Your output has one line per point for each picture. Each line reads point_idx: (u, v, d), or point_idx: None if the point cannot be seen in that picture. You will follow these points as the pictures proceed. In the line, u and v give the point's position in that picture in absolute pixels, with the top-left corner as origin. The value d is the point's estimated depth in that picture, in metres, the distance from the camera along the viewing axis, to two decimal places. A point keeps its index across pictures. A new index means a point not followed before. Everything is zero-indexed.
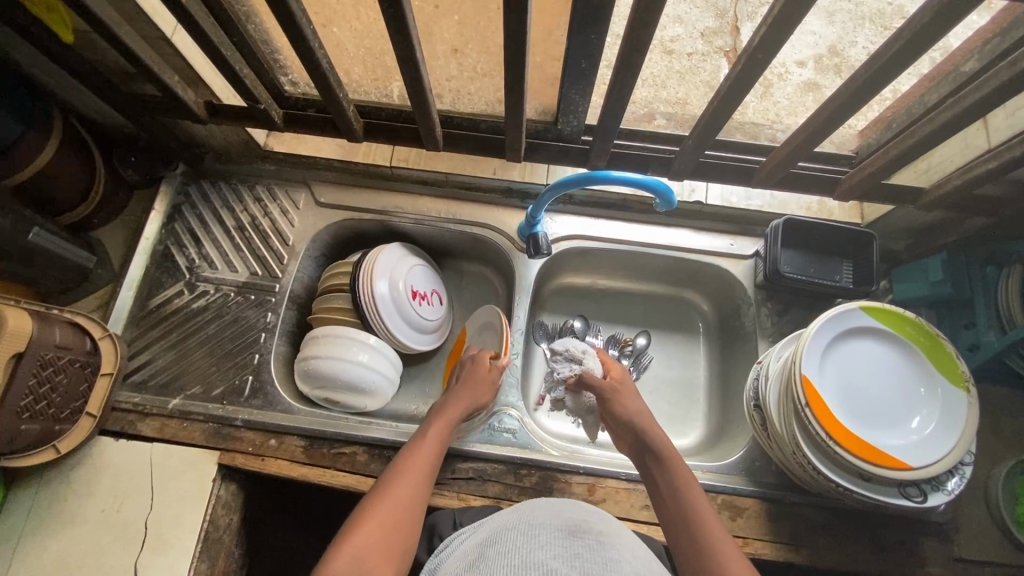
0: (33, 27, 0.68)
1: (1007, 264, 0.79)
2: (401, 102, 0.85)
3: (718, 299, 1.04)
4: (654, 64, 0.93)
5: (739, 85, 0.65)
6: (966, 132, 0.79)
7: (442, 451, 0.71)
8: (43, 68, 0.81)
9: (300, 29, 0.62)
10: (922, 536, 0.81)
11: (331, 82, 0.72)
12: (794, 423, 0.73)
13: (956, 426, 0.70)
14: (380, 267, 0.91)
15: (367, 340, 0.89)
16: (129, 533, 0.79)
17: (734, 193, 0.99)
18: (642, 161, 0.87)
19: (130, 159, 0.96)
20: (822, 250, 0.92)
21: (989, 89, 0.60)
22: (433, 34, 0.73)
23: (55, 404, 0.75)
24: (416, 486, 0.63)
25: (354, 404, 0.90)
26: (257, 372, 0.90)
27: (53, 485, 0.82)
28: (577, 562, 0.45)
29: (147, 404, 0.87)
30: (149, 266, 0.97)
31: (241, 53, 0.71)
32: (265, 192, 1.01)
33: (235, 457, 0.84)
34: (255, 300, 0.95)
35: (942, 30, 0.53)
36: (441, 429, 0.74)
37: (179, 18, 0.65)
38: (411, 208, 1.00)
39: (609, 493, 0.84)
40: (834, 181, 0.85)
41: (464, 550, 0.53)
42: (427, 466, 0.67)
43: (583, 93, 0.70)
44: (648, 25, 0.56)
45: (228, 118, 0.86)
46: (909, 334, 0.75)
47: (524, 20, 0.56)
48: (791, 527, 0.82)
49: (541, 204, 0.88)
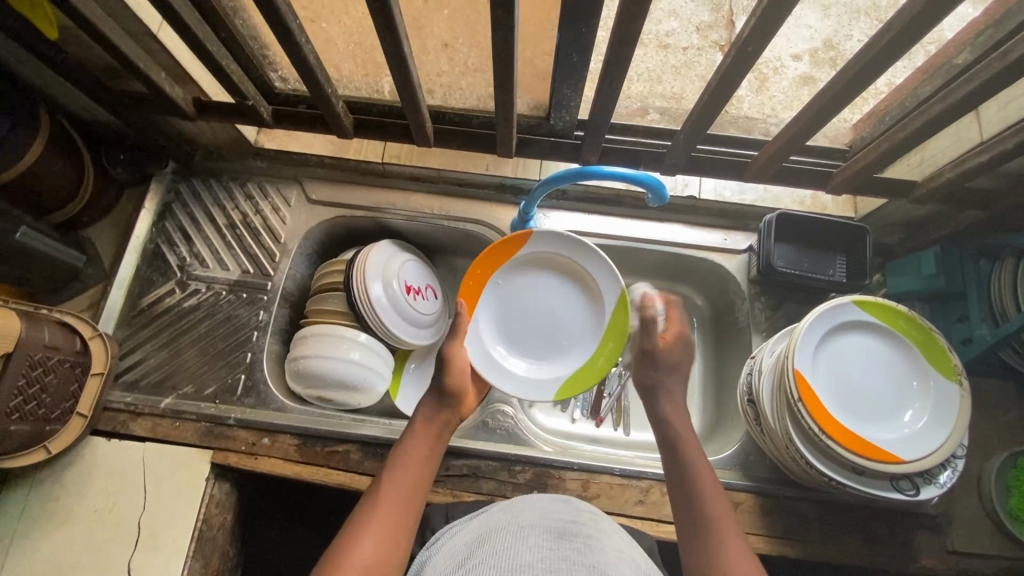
0: (16, 23, 0.67)
1: (1000, 257, 0.79)
2: (392, 98, 0.85)
3: (712, 294, 1.04)
4: (648, 59, 0.94)
5: (730, 78, 0.64)
6: (958, 125, 0.79)
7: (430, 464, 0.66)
8: (28, 66, 0.80)
9: (286, 25, 0.61)
10: (916, 529, 0.81)
11: (319, 77, 0.71)
12: (786, 417, 0.73)
13: (949, 419, 0.70)
14: (371, 266, 0.90)
15: (357, 337, 0.89)
16: (121, 533, 0.79)
17: (727, 187, 1.00)
18: (635, 156, 0.85)
19: (119, 157, 0.95)
20: (818, 243, 0.91)
21: (982, 81, 0.60)
22: (423, 29, 0.72)
23: (45, 405, 0.75)
24: (401, 516, 0.58)
25: (345, 401, 0.89)
26: (250, 371, 0.90)
27: (45, 485, 0.81)
28: (563, 565, 0.45)
29: (139, 404, 0.87)
30: (139, 265, 0.96)
31: (229, 49, 0.71)
32: (256, 190, 1.00)
33: (228, 456, 0.84)
34: (247, 298, 0.94)
35: (932, 21, 0.53)
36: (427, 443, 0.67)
37: (165, 14, 0.64)
38: (404, 204, 1.00)
39: (604, 489, 0.84)
40: (826, 174, 0.84)
41: (452, 550, 0.53)
42: (413, 488, 0.61)
43: (575, 87, 0.70)
44: (637, 17, 0.55)
45: (216, 115, 0.85)
46: (902, 327, 0.75)
47: (513, 14, 0.55)
48: (784, 521, 0.82)
49: (535, 199, 0.88)
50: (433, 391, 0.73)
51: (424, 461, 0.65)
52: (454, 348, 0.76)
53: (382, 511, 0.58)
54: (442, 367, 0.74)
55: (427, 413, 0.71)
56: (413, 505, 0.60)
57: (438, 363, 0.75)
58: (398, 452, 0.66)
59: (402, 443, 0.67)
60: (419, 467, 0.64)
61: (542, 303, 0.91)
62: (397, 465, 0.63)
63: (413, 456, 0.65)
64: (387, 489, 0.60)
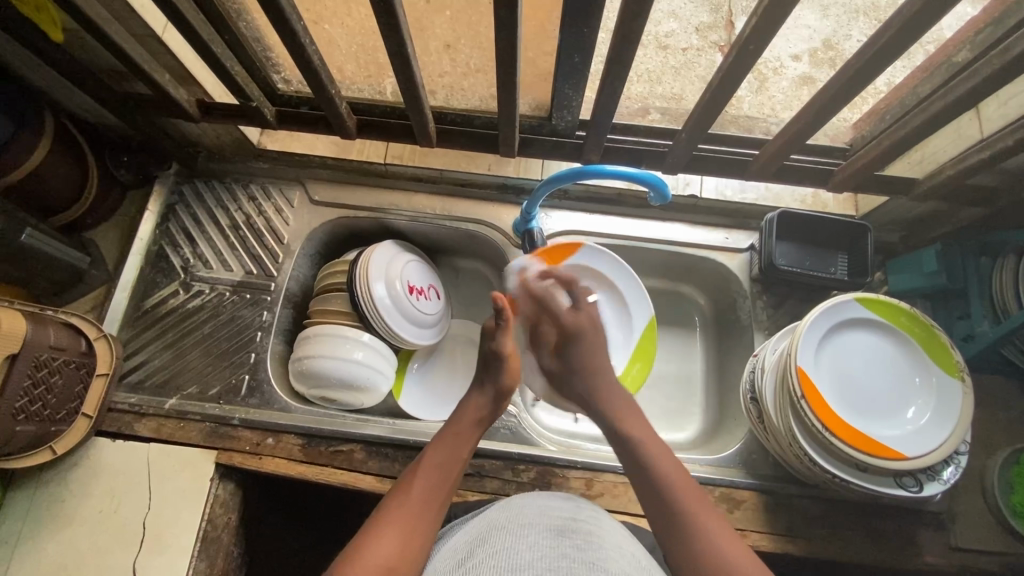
0: (22, 26, 0.68)
1: (1002, 255, 0.79)
2: (395, 99, 0.85)
3: (715, 292, 1.04)
4: (648, 59, 0.94)
5: (730, 77, 0.65)
6: (958, 123, 0.79)
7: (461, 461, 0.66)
8: (32, 68, 0.80)
9: (290, 26, 0.62)
10: (919, 526, 0.82)
11: (323, 79, 0.71)
12: (789, 414, 0.73)
13: (951, 415, 0.71)
14: (375, 266, 0.90)
15: (360, 336, 0.89)
16: (126, 534, 0.79)
17: (728, 186, 1.00)
18: (636, 155, 0.86)
19: (123, 159, 0.96)
20: (820, 241, 0.91)
21: (982, 79, 0.60)
22: (425, 30, 0.73)
23: (51, 406, 0.75)
24: (428, 508, 0.59)
25: (350, 401, 0.90)
26: (254, 371, 0.90)
27: (51, 486, 0.82)
28: (564, 563, 0.45)
29: (143, 405, 0.87)
30: (143, 266, 0.96)
31: (233, 50, 0.71)
32: (259, 191, 1.01)
33: (232, 456, 0.84)
34: (250, 299, 0.95)
35: (932, 19, 0.53)
36: (459, 442, 0.67)
37: (169, 16, 0.65)
38: (407, 205, 1.00)
39: (607, 487, 0.84)
40: (828, 173, 0.84)
41: (452, 550, 0.53)
42: (442, 482, 0.62)
43: (577, 87, 0.70)
44: (639, 16, 0.56)
45: (220, 117, 0.86)
46: (903, 323, 0.76)
47: (516, 14, 0.56)
48: (789, 519, 0.82)
49: (536, 199, 0.88)
50: (490, 390, 0.74)
51: (458, 458, 0.66)
52: (508, 345, 0.76)
53: (406, 505, 0.58)
54: (499, 365, 0.75)
55: (475, 409, 0.72)
56: (439, 503, 0.60)
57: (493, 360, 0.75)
58: (433, 447, 0.66)
59: (440, 439, 0.68)
60: (452, 463, 0.64)
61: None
62: (432, 458, 0.64)
63: (447, 451, 0.66)
64: (418, 483, 0.61)
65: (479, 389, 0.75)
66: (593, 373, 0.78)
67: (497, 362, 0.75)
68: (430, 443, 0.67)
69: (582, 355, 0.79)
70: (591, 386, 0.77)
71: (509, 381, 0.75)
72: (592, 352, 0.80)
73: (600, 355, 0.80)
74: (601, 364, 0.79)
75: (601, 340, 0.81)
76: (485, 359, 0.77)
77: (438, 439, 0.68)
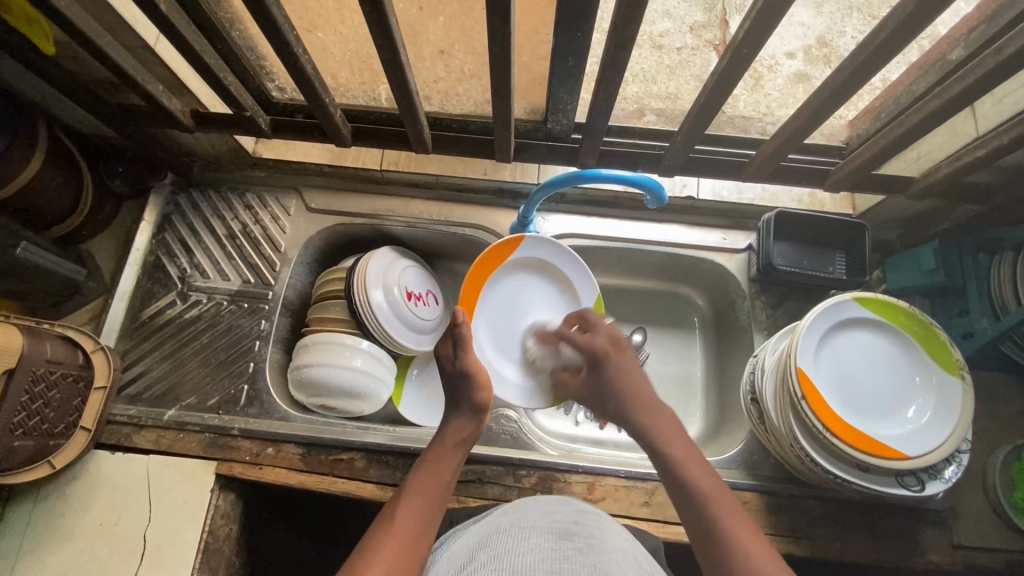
0: (12, 38, 0.67)
1: (1000, 252, 0.79)
2: (389, 105, 0.85)
3: (713, 294, 1.04)
4: (644, 60, 0.92)
5: (727, 77, 0.64)
6: (954, 121, 0.79)
7: (442, 487, 0.65)
8: (23, 80, 0.80)
9: (283, 36, 0.62)
10: (923, 524, 0.82)
11: (316, 87, 0.71)
12: (790, 416, 0.72)
13: (954, 414, 0.71)
14: (371, 275, 0.89)
15: (358, 344, 0.89)
16: (127, 547, 0.79)
17: (725, 187, 1.00)
18: (631, 157, 0.86)
19: (118, 169, 0.95)
20: (822, 240, 0.92)
21: (977, 76, 0.60)
22: (419, 36, 0.72)
23: (48, 420, 0.75)
24: (416, 538, 0.57)
25: (349, 408, 0.90)
26: (252, 381, 0.90)
27: (51, 499, 0.81)
28: (566, 565, 0.45)
29: (143, 416, 0.87)
30: (140, 277, 0.96)
31: (225, 59, 0.71)
32: (255, 200, 1.00)
33: (233, 466, 0.84)
34: (248, 308, 0.94)
35: (926, 19, 0.53)
36: (438, 468, 0.66)
37: (162, 28, 0.65)
38: (403, 210, 1.00)
39: (609, 491, 0.84)
40: (824, 172, 0.84)
41: (456, 554, 0.53)
42: (426, 506, 0.61)
43: (572, 91, 0.70)
44: (633, 20, 0.55)
45: (213, 126, 0.85)
46: (903, 323, 0.75)
47: (508, 21, 0.56)
48: (791, 520, 0.82)
49: (533, 204, 0.89)
50: (468, 408, 0.73)
51: (442, 483, 0.65)
52: (469, 359, 0.77)
53: (393, 532, 0.57)
54: (466, 384, 0.75)
55: (456, 430, 0.72)
56: (428, 535, 0.58)
57: (460, 378, 0.75)
58: (417, 474, 0.65)
59: (421, 465, 0.67)
60: (431, 489, 0.63)
61: (525, 307, 0.94)
62: (416, 486, 0.63)
63: (429, 477, 0.65)
64: (404, 512, 0.60)
65: (456, 410, 0.74)
66: (619, 396, 0.77)
67: (464, 380, 0.75)
68: (415, 466, 0.67)
69: (614, 380, 0.78)
70: (625, 409, 0.76)
71: (485, 395, 0.75)
72: (614, 369, 0.79)
73: (626, 373, 0.79)
74: (630, 378, 0.78)
75: (624, 359, 0.80)
76: (452, 379, 0.76)
77: (421, 465, 0.67)
